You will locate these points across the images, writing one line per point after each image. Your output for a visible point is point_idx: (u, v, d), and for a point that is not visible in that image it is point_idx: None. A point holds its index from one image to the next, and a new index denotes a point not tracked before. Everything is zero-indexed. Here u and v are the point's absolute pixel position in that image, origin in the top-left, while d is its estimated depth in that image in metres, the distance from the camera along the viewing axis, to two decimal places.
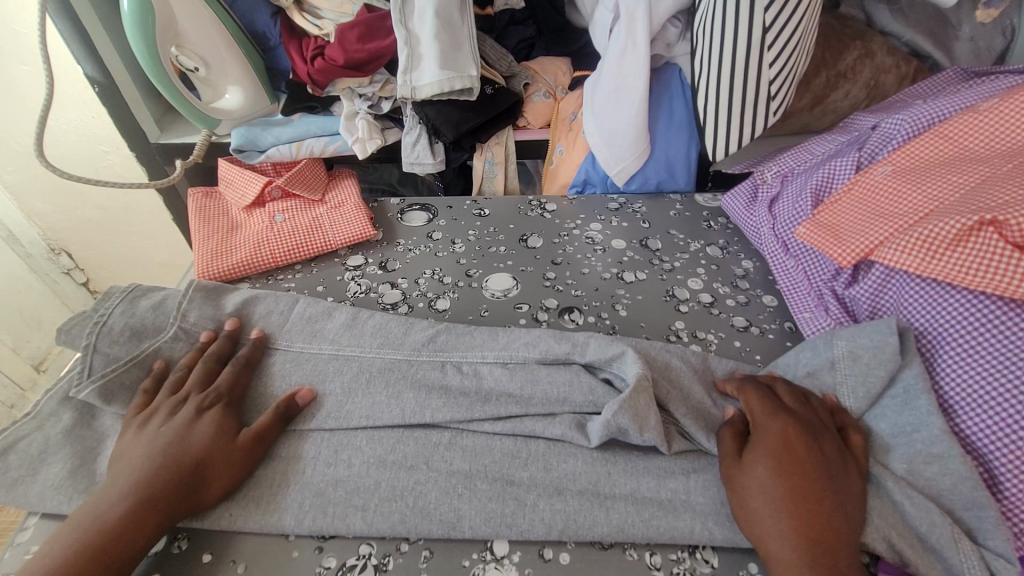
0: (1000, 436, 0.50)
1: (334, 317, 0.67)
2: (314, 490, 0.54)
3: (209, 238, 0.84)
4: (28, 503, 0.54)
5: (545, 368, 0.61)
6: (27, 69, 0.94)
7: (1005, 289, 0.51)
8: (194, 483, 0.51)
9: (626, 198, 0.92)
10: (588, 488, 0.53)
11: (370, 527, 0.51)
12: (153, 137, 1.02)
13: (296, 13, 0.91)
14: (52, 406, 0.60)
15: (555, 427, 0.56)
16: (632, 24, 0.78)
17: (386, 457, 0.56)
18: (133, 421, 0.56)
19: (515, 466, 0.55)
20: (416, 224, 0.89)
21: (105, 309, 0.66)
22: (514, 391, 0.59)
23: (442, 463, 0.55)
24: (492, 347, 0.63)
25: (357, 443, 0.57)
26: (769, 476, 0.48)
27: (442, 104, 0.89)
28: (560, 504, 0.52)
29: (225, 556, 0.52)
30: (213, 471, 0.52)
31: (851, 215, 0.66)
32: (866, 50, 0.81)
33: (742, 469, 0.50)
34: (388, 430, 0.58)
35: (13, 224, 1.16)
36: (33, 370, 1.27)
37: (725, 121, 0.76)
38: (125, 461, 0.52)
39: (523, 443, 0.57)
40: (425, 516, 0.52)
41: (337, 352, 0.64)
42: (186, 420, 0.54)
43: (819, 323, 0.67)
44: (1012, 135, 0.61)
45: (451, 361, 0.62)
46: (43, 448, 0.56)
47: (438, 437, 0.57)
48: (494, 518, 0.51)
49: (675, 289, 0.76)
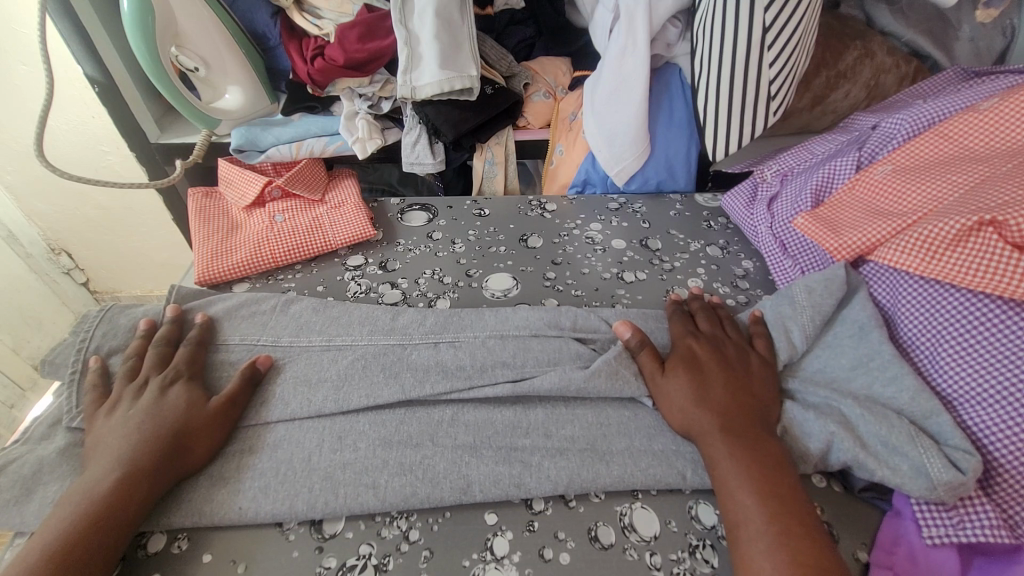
0: (999, 434, 0.49)
1: (318, 315, 0.69)
2: (323, 474, 0.54)
3: (209, 238, 0.84)
4: (21, 522, 0.53)
5: (536, 339, 0.64)
6: (27, 70, 0.94)
7: (1004, 289, 0.51)
8: (175, 446, 0.53)
9: (626, 198, 0.92)
10: (588, 447, 0.56)
11: (383, 503, 0.53)
12: (154, 137, 1.03)
13: (296, 13, 0.91)
14: (43, 430, 0.59)
15: (550, 378, 0.59)
16: (632, 23, 0.78)
17: (391, 438, 0.57)
18: (99, 412, 0.57)
19: (517, 433, 0.58)
20: (417, 224, 0.89)
21: (82, 331, 0.66)
22: (507, 358, 0.62)
23: (447, 438, 0.57)
24: (482, 326, 0.67)
25: (360, 427, 0.58)
26: (711, 423, 0.52)
27: (442, 104, 0.89)
28: (563, 462, 0.55)
29: (225, 556, 0.51)
30: (195, 436, 0.54)
31: (851, 214, 0.66)
32: (865, 50, 0.81)
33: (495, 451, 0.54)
34: (390, 411, 0.59)
35: (13, 224, 1.16)
36: (33, 370, 1.27)
37: (725, 121, 0.76)
38: (103, 445, 0.53)
39: (524, 413, 0.59)
40: (435, 485, 0.53)
41: (328, 346, 0.66)
42: (152, 398, 0.56)
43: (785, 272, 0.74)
44: (1012, 135, 0.60)
45: (444, 339, 0.66)
46: (36, 468, 0.56)
47: (439, 415, 0.59)
48: (504, 480, 0.54)
49: (675, 289, 0.76)
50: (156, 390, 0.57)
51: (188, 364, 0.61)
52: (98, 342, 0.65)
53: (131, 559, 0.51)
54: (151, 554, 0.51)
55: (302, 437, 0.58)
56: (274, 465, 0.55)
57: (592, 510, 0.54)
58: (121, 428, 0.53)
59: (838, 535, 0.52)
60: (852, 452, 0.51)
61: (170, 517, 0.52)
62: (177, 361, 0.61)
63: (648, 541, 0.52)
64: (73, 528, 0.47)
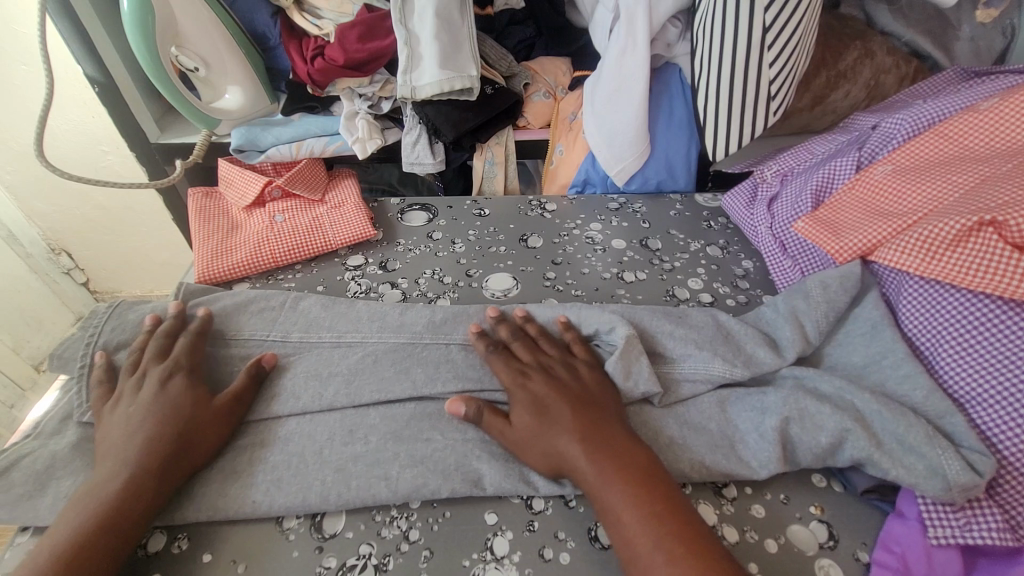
0: (1000, 436, 0.49)
1: (327, 310, 0.69)
2: (322, 473, 0.54)
3: (209, 238, 0.84)
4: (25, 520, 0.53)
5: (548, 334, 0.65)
6: (27, 70, 0.94)
7: (1005, 289, 0.51)
8: (181, 443, 0.53)
9: (626, 198, 0.92)
10: None
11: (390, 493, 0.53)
12: (154, 137, 1.02)
13: (296, 13, 0.91)
14: (44, 430, 0.59)
15: None
16: (632, 23, 0.78)
17: (389, 438, 0.57)
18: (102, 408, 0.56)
19: None
20: (417, 224, 0.89)
21: (94, 325, 0.66)
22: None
23: (446, 438, 0.57)
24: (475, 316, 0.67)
25: (371, 420, 0.59)
26: None
27: (442, 104, 0.89)
28: None
29: (226, 556, 0.51)
30: (200, 433, 0.54)
31: (852, 214, 0.66)
32: (865, 50, 0.81)
33: (513, 422, 0.55)
34: (395, 403, 0.60)
35: (13, 223, 1.16)
36: (33, 370, 1.27)
37: (725, 121, 0.76)
38: (107, 442, 0.53)
39: None
40: (436, 482, 0.54)
41: (336, 340, 0.66)
42: (152, 395, 0.55)
43: (786, 274, 0.74)
44: (1012, 134, 0.60)
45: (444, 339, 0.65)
46: (35, 468, 0.55)
47: (439, 416, 0.59)
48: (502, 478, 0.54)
49: (675, 288, 0.76)
50: (155, 386, 0.56)
51: (185, 358, 0.60)
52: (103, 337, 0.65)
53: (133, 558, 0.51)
54: (152, 553, 0.51)
55: (300, 437, 0.57)
56: (277, 460, 0.56)
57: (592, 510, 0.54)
58: (123, 427, 0.53)
59: (838, 535, 0.52)
60: (864, 448, 0.51)
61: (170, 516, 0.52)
62: (177, 354, 0.60)
63: None
64: (85, 528, 0.47)
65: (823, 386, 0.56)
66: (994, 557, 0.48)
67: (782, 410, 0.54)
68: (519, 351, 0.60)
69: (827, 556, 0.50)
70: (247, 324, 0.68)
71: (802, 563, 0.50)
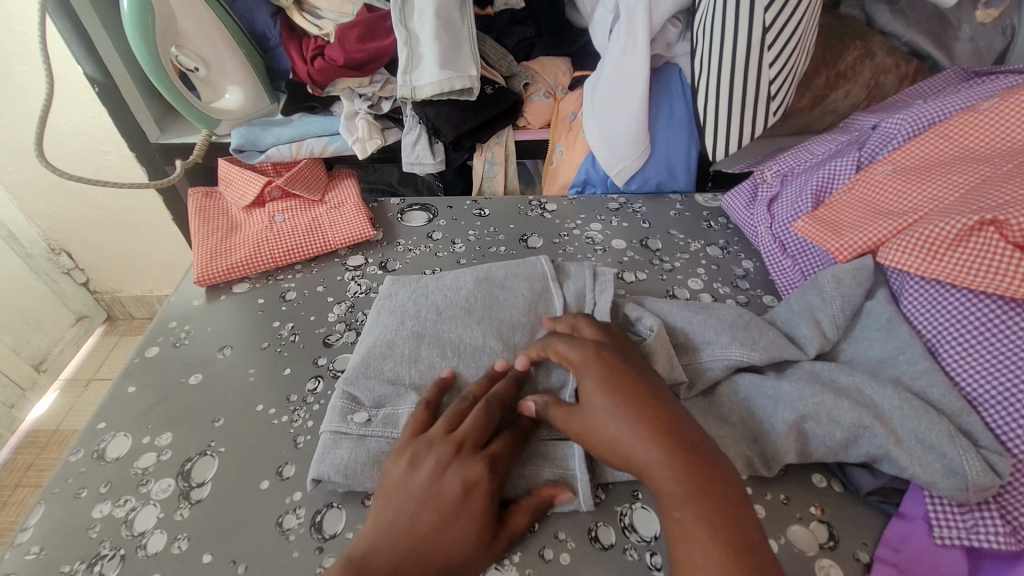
0: (1005, 437, 0.49)
1: (377, 309, 0.68)
2: (328, 473, 0.53)
3: (208, 238, 0.84)
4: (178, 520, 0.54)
5: None
6: (27, 69, 0.94)
7: (1005, 289, 0.51)
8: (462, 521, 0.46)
9: (626, 198, 0.92)
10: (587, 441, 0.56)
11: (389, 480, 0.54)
12: (154, 137, 1.02)
13: (296, 13, 0.91)
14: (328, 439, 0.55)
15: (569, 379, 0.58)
16: (632, 24, 0.78)
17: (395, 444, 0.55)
18: (413, 467, 0.49)
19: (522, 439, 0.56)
20: (417, 224, 0.89)
21: (408, 318, 0.64)
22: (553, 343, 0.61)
23: None
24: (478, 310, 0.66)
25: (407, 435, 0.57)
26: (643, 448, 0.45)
27: (442, 104, 0.89)
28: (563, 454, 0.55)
29: (225, 556, 0.51)
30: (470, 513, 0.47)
31: (851, 213, 0.66)
32: (865, 50, 0.81)
33: (587, 408, 0.48)
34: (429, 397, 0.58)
35: (13, 223, 1.17)
36: (33, 370, 1.28)
37: (725, 120, 0.77)
38: (402, 506, 0.47)
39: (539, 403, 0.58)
40: None
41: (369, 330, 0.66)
42: (456, 491, 0.47)
43: (790, 279, 0.73)
44: (1012, 135, 0.61)
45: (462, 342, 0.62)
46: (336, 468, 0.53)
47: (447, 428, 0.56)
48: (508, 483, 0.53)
49: (675, 288, 0.76)
50: (443, 470, 0.48)
51: (501, 459, 0.51)
52: (387, 339, 0.62)
53: (132, 558, 0.51)
54: (151, 554, 0.52)
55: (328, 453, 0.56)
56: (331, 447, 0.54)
57: (592, 510, 0.54)
58: (408, 504, 0.47)
59: (838, 535, 0.52)
60: (882, 445, 0.50)
61: (326, 472, 0.53)
62: (472, 428, 0.52)
63: (648, 541, 0.51)
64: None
65: (846, 377, 0.55)
66: (996, 558, 0.48)
67: (799, 404, 0.53)
68: (504, 398, 0.55)
69: (827, 556, 0.50)
70: (373, 324, 0.66)
71: (802, 564, 0.50)
